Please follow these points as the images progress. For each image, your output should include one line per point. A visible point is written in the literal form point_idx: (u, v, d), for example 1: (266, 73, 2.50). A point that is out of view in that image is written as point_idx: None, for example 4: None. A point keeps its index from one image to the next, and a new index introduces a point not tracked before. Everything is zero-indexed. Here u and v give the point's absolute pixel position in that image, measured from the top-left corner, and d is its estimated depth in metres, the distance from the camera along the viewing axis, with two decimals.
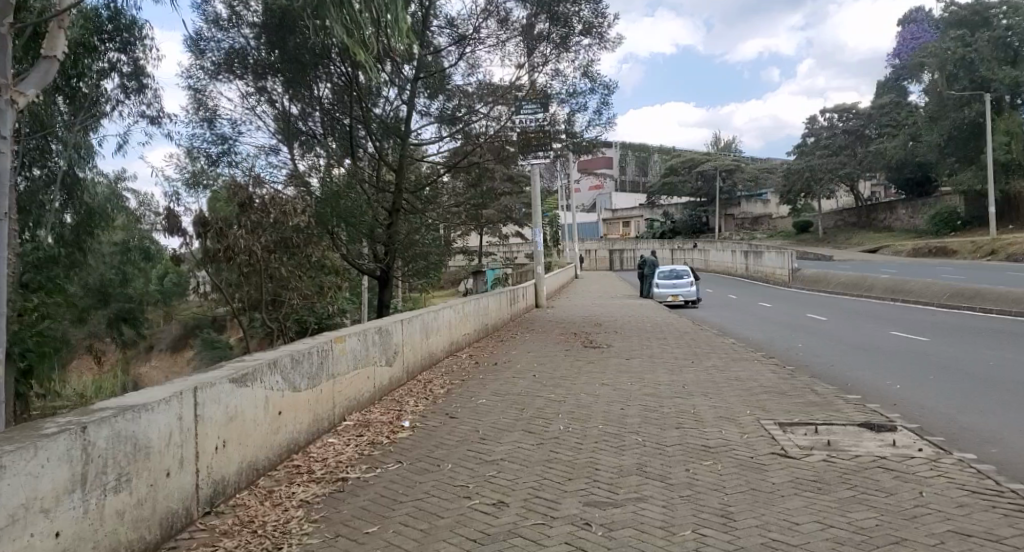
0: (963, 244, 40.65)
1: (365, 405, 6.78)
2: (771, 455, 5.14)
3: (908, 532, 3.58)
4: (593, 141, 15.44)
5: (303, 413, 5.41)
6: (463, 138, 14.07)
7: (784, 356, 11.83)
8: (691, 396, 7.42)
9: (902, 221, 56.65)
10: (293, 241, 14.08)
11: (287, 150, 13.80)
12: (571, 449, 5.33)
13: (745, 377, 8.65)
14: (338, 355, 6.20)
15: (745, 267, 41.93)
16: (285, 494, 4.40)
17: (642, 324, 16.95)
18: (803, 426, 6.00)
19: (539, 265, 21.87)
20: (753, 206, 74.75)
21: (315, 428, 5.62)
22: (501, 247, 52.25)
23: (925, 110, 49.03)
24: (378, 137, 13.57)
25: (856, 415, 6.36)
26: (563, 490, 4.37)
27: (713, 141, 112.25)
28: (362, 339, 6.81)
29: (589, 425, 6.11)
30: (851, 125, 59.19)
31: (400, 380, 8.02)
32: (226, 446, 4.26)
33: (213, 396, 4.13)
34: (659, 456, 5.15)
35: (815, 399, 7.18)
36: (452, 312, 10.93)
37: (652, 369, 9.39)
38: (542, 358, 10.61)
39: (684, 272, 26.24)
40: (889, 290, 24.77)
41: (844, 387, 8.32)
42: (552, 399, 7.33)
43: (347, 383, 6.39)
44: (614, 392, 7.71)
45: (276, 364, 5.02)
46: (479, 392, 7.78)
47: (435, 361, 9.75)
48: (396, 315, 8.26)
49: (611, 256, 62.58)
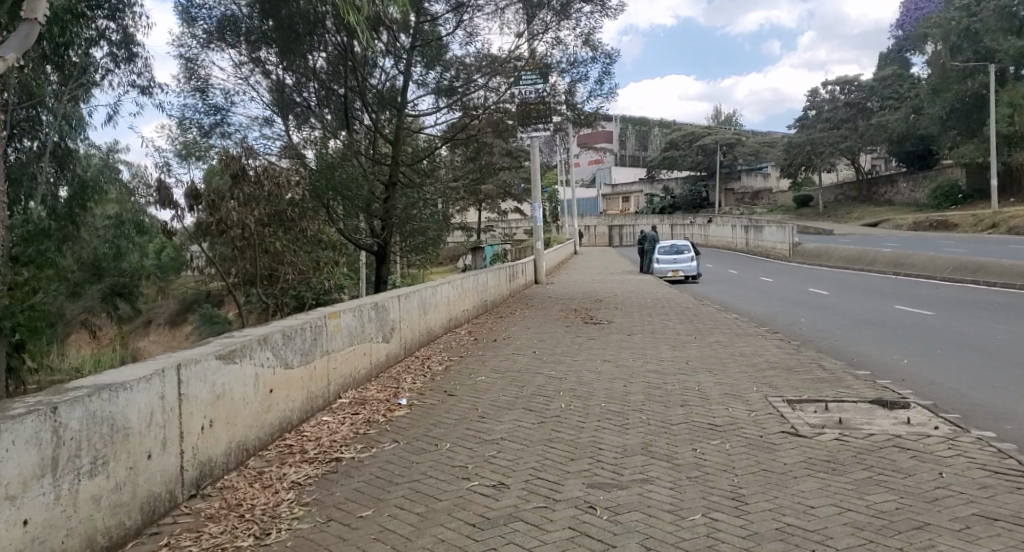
0: (964, 218, 40.34)
1: (361, 382, 6.59)
2: (781, 434, 4.96)
3: (930, 516, 3.41)
4: (594, 113, 15.11)
5: (296, 391, 5.22)
6: (461, 110, 13.79)
7: (788, 332, 11.64)
8: (696, 373, 7.24)
9: (903, 195, 56.25)
10: (287, 215, 13.81)
11: (281, 122, 13.51)
12: (574, 428, 5.16)
13: (750, 353, 8.48)
14: (333, 331, 5.99)
15: (745, 241, 41.66)
16: (276, 475, 4.21)
17: (642, 300, 16.79)
18: (813, 404, 5.82)
19: (539, 240, 21.62)
20: (753, 180, 74.23)
21: (309, 406, 5.43)
22: (500, 222, 51.92)
23: (929, 82, 48.41)
24: (375, 109, 13.34)
25: (867, 392, 6.18)
26: (565, 471, 4.19)
27: (714, 115, 111.20)
28: (357, 315, 6.60)
29: (592, 403, 5.94)
30: (853, 98, 58.51)
31: (398, 357, 7.84)
32: (214, 426, 4.06)
33: (199, 374, 3.92)
34: (665, 435, 4.98)
35: (823, 375, 7.01)
36: (451, 288, 10.71)
37: (655, 345, 9.20)
38: (542, 335, 10.41)
39: (684, 246, 26.01)
40: (892, 264, 24.53)
41: (851, 363, 8.14)
42: (553, 376, 7.15)
43: (342, 360, 6.18)
44: (617, 368, 7.53)
45: (266, 340, 4.81)
46: (479, 369, 7.59)
47: (434, 337, 9.56)
48: (392, 290, 8.04)
49: (610, 231, 62.30)
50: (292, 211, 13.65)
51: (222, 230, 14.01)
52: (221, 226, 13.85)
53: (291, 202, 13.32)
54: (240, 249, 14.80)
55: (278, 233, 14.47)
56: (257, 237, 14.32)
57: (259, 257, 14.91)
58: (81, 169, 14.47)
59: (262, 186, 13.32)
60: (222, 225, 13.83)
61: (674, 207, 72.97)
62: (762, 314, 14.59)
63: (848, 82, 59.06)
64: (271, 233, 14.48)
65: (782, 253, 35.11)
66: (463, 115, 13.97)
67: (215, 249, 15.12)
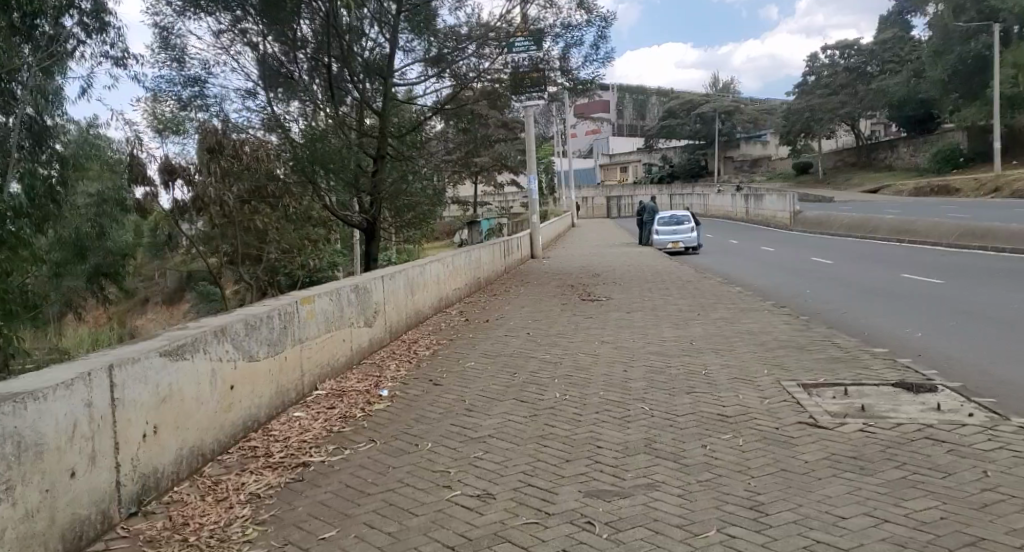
0: (966, 182, 39.71)
1: (341, 371, 6.09)
2: (799, 426, 4.49)
3: (983, 529, 2.94)
4: (589, 81, 14.48)
5: (263, 386, 4.70)
6: (452, 79, 13.13)
7: (795, 305, 11.15)
8: (701, 354, 6.76)
9: (903, 159, 55.48)
10: (266, 192, 13.41)
11: (264, 95, 12.80)
12: (569, 422, 4.69)
13: (758, 330, 8.00)
14: (306, 317, 5.47)
15: (745, 210, 41.09)
16: (233, 486, 3.70)
17: (641, 273, 16.30)
18: (830, 389, 5.34)
19: (534, 214, 21.07)
20: (751, 148, 73.32)
21: (279, 401, 4.91)
22: (495, 195, 51.22)
23: (929, 43, 47.50)
24: (361, 79, 12.58)
25: (888, 373, 5.70)
26: (559, 476, 3.72)
27: (710, 82, 109.70)
28: (334, 298, 6.07)
29: (590, 391, 5.46)
30: (853, 62, 57.40)
31: (382, 342, 7.34)
32: (160, 432, 3.54)
33: (137, 374, 3.39)
34: (670, 429, 4.51)
35: (838, 354, 6.52)
36: (441, 266, 10.20)
37: (656, 323, 8.72)
38: (537, 314, 9.90)
39: (684, 217, 25.45)
40: (896, 230, 24.00)
41: (866, 339, 7.66)
42: (548, 361, 6.67)
43: (318, 349, 5.67)
44: (617, 350, 7.05)
45: (224, 331, 4.28)
46: (469, 354, 7.11)
47: (422, 319, 9.07)
48: (375, 271, 7.51)
49: (607, 202, 61.57)
50: (273, 188, 13.15)
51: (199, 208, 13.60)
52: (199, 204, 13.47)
53: (271, 176, 12.71)
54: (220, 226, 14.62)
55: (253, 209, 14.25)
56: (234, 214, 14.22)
57: (239, 234, 14.81)
58: (58, 145, 13.86)
59: (253, 163, 12.86)
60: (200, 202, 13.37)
61: (672, 177, 72.14)
62: (766, 286, 14.15)
63: (847, 47, 57.98)
64: (249, 211, 14.30)
65: (782, 222, 34.56)
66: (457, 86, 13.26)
67: (193, 226, 15.11)
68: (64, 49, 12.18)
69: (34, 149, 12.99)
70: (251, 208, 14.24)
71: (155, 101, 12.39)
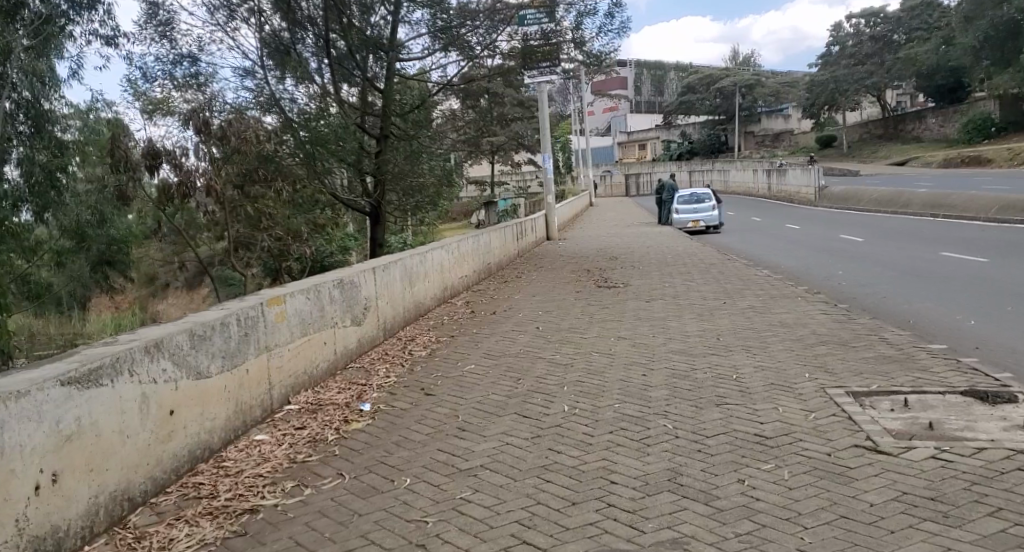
0: (1000, 153, 38.14)
1: (320, 378, 5.40)
2: (853, 451, 3.72)
3: None
4: (606, 53, 13.59)
5: (216, 405, 3.99)
6: (459, 52, 12.16)
7: (830, 290, 10.30)
8: (730, 353, 5.97)
9: (932, 130, 53.60)
10: (256, 175, 12.71)
11: (264, 73, 11.47)
12: (575, 446, 3.94)
13: (794, 322, 7.19)
14: (274, 321, 4.75)
15: (768, 186, 39.85)
16: (159, 544, 2.98)
17: (661, 255, 15.43)
18: (886, 398, 4.53)
19: (550, 194, 20.14)
20: (773, 122, 71.35)
21: (237, 423, 4.20)
22: (511, 175, 50.41)
23: (958, 9, 45.65)
24: (360, 59, 11.82)
25: (955, 378, 4.86)
26: (563, 529, 2.98)
27: (730, 56, 107.16)
28: (311, 297, 5.33)
29: (602, 403, 4.70)
30: (879, 31, 55.31)
31: (374, 341, 6.63)
32: (65, 481, 2.78)
33: (27, 410, 2.62)
34: (697, 457, 3.75)
35: (890, 353, 5.68)
36: (445, 253, 9.50)
37: (679, 314, 7.92)
38: (547, 305, 9.11)
39: (705, 195, 24.39)
40: (929, 204, 22.84)
41: (914, 332, 6.85)
42: (558, 363, 5.91)
43: (290, 357, 4.95)
44: (634, 349, 6.28)
45: (159, 346, 3.51)
46: (469, 355, 6.38)
47: (424, 311, 8.36)
48: (366, 263, 6.76)
49: (626, 180, 60.28)
50: (264, 170, 12.42)
51: (184, 195, 12.18)
52: (182, 190, 11.99)
53: (264, 159, 11.95)
54: (216, 214, 14.11)
55: (244, 198, 13.54)
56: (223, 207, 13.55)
57: (226, 230, 14.58)
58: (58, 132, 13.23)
59: (244, 150, 11.74)
60: (183, 186, 12.04)
61: (692, 153, 70.54)
62: (794, 268, 13.30)
63: (873, 14, 55.91)
64: (246, 199, 13.60)
65: (807, 198, 33.36)
66: (472, 69, 12.75)
67: (178, 214, 14.89)
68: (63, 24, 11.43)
69: (31, 135, 12.44)
70: (244, 198, 13.54)
71: (145, 83, 11.66)
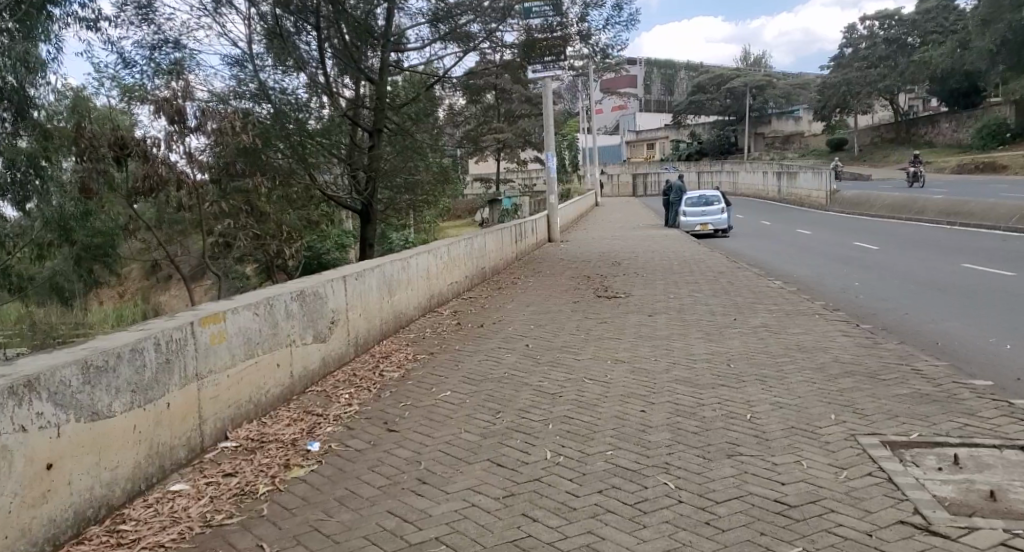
0: (1016, 160, 37.13)
1: (269, 406, 4.69)
2: (899, 530, 2.97)
3: None
4: (612, 46, 12.73)
5: (120, 451, 3.27)
6: (458, 43, 11.51)
7: (847, 305, 9.56)
8: (742, 385, 5.22)
9: (945, 135, 52.55)
10: (233, 169, 11.89)
11: (253, 63, 10.55)
12: (555, 513, 3.21)
13: (812, 346, 6.44)
14: (207, 344, 4.03)
15: (777, 190, 38.94)
16: None
17: (666, 261, 14.70)
18: (931, 453, 3.78)
19: (552, 194, 19.37)
20: (784, 124, 70.17)
21: (150, 469, 3.48)
22: (516, 173, 49.58)
23: (974, 12, 44.49)
24: (354, 52, 10.94)
25: (1011, 426, 4.12)
26: None
27: (740, 58, 105.81)
28: (260, 314, 4.62)
29: (591, 450, 3.97)
30: (893, 33, 54.25)
31: (341, 359, 5.93)
32: None
33: None
34: (705, 533, 3.00)
35: (927, 391, 4.91)
36: (433, 258, 8.78)
37: (685, 333, 7.15)
38: (541, 317, 8.37)
39: (713, 198, 23.62)
40: (945, 211, 22.02)
41: (950, 359, 6.11)
42: (545, 391, 5.17)
43: (229, 386, 4.24)
44: (634, 376, 5.54)
45: (35, 384, 2.80)
46: (448, 378, 5.66)
47: (405, 322, 7.66)
48: (335, 271, 6.04)
49: (633, 180, 59.32)
50: (241, 164, 11.60)
51: (151, 189, 11.83)
52: (148, 184, 11.60)
53: (241, 151, 11.20)
54: (189, 208, 13.73)
55: (219, 195, 12.99)
56: (192, 196, 12.96)
57: (199, 228, 14.14)
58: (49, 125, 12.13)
59: (222, 139, 11.23)
60: (151, 180, 11.69)
61: (700, 153, 69.48)
62: (807, 278, 12.56)
63: (887, 16, 54.85)
64: (219, 196, 13.01)
65: (818, 202, 32.46)
66: (478, 64, 12.15)
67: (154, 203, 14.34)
68: (46, 1, 10.48)
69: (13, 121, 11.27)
70: (220, 189, 12.76)
71: (122, 69, 10.97)
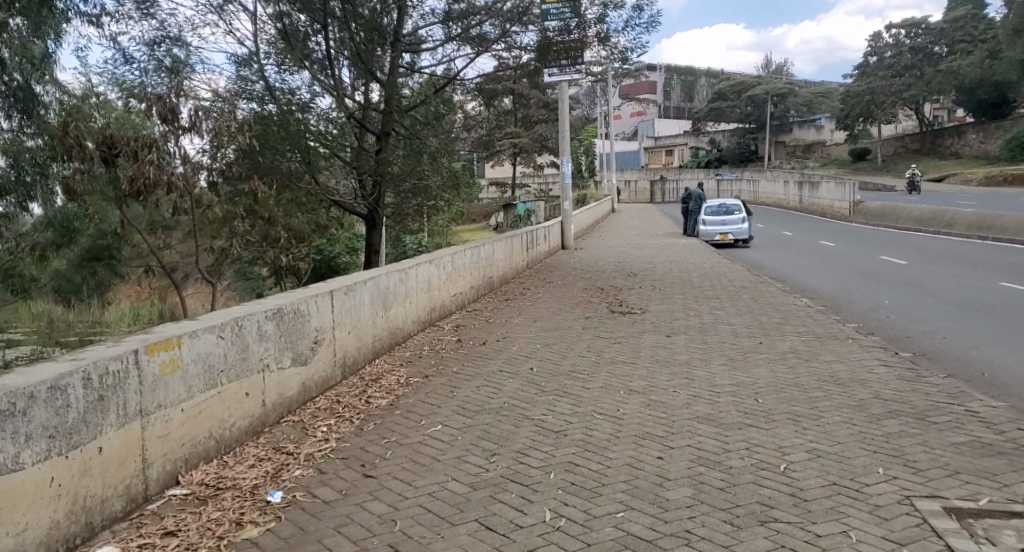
0: None
1: (235, 442, 4.15)
2: None
3: None
4: (632, 50, 12.12)
5: (31, 510, 2.70)
6: (473, 45, 10.89)
7: (882, 327, 8.86)
8: (773, 426, 4.59)
9: (972, 146, 51.24)
10: (230, 173, 10.83)
11: (260, 62, 10.17)
12: None
13: (848, 378, 5.77)
14: (155, 376, 3.48)
15: (800, 200, 37.99)
16: None
17: (684, 274, 14.00)
18: (1009, 527, 3.14)
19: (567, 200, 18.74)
20: (806, 133, 68.39)
21: (72, 530, 2.92)
22: (532, 178, 48.89)
23: (1005, 21, 43.27)
24: (360, 56, 10.24)
25: None
26: None
27: (761, 66, 104.55)
28: (225, 338, 4.07)
29: (597, 511, 3.36)
30: (919, 42, 53.03)
31: (325, 383, 5.37)
32: None
33: None
34: None
35: (990, 440, 4.25)
36: (435, 268, 8.22)
37: (707, 359, 6.49)
38: (549, 335, 7.76)
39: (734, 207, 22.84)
40: (976, 225, 21.18)
41: (1007, 398, 5.44)
42: (548, 428, 4.57)
43: (182, 423, 3.69)
44: (648, 411, 4.93)
45: None
46: (440, 408, 5.09)
47: (402, 339, 7.10)
48: (320, 285, 5.50)
49: (651, 186, 58.46)
50: (238, 167, 10.74)
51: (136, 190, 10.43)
52: (135, 186, 10.32)
53: (240, 153, 10.54)
54: (185, 212, 13.06)
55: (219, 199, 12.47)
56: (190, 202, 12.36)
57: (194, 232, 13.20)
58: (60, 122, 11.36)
59: (215, 142, 9.86)
60: (139, 183, 10.38)
61: (720, 161, 68.43)
62: (835, 295, 11.84)
63: (914, 25, 53.64)
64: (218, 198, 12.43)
65: (841, 213, 31.53)
66: (496, 68, 11.58)
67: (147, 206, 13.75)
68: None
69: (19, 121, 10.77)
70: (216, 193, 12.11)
71: (122, 66, 10.57)
